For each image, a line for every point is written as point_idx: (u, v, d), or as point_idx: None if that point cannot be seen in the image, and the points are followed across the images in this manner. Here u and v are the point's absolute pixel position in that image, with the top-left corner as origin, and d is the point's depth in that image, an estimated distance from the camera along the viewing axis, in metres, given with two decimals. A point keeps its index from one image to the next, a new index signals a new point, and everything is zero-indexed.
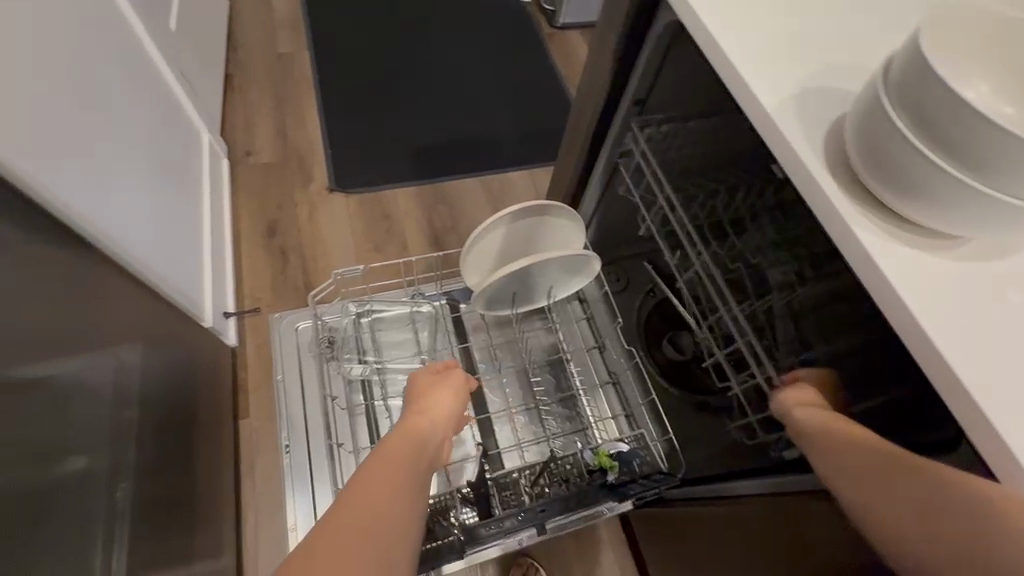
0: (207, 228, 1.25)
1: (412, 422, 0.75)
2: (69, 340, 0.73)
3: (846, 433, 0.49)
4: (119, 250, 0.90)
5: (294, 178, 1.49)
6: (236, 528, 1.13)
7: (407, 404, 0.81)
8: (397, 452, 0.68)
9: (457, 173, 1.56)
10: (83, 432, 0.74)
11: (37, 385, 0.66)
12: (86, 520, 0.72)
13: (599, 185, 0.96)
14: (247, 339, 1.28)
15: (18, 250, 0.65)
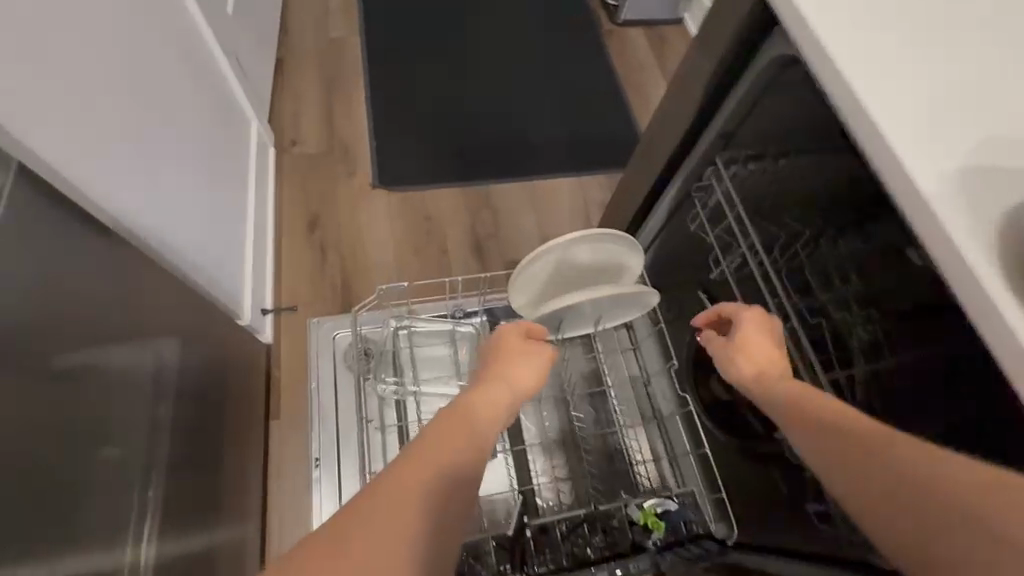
0: (250, 224, 1.23)
1: (486, 395, 0.67)
2: (108, 337, 0.71)
3: (799, 401, 0.55)
4: (158, 249, 0.88)
5: (337, 171, 1.46)
6: (261, 528, 1.12)
7: (483, 362, 0.74)
8: (468, 428, 0.61)
9: (502, 175, 1.50)
10: (117, 429, 0.72)
11: (73, 378, 0.64)
12: (121, 521, 0.71)
13: (665, 214, 0.91)
14: (281, 336, 1.27)
15: (56, 242, 0.63)
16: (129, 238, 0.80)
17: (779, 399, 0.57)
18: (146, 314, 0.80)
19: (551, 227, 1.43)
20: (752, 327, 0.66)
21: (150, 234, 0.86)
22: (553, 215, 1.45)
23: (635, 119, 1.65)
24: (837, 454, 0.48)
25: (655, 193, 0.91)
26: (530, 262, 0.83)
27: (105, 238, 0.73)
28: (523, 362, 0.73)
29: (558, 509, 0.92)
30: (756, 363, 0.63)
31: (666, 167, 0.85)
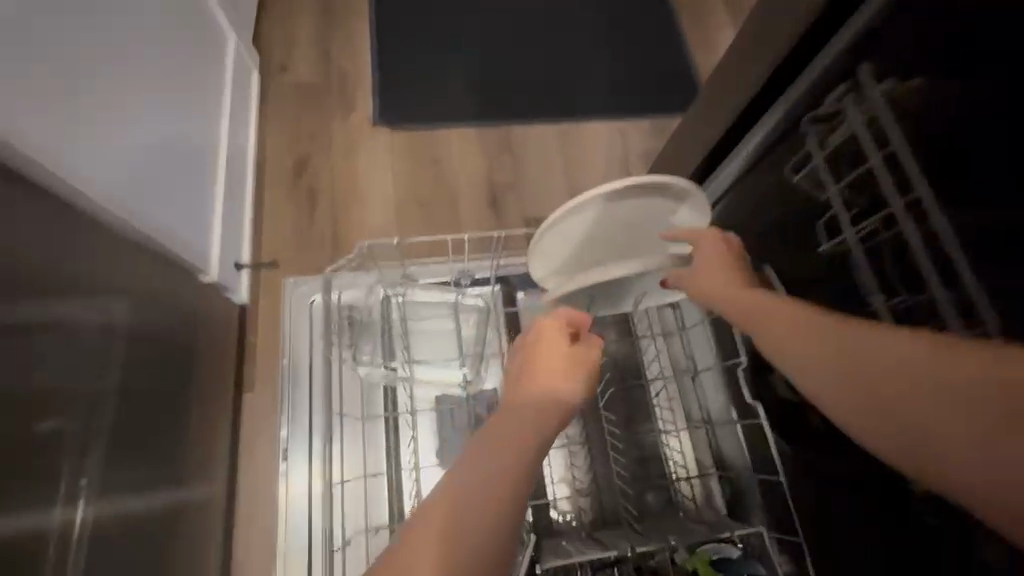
0: (222, 162, 1.03)
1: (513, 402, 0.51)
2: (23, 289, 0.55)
3: (772, 315, 0.49)
4: (84, 184, 0.68)
5: (332, 104, 1.24)
6: (229, 518, 0.97)
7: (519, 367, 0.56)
8: (499, 455, 0.45)
9: (527, 115, 1.26)
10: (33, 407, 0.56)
11: None
12: (40, 523, 0.56)
13: (746, 160, 0.64)
14: (260, 296, 1.10)
15: None
16: (40, 165, 0.61)
17: (740, 317, 0.52)
18: (72, 263, 0.62)
19: (580, 181, 1.20)
20: (711, 248, 0.59)
21: (71, 163, 0.67)
22: (584, 165, 1.22)
23: (689, 54, 1.37)
24: (806, 358, 0.45)
25: (736, 128, 0.64)
26: (561, 217, 0.61)
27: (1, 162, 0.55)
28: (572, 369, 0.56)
29: (578, 525, 0.75)
30: (718, 285, 0.56)
31: (757, 97, 0.58)
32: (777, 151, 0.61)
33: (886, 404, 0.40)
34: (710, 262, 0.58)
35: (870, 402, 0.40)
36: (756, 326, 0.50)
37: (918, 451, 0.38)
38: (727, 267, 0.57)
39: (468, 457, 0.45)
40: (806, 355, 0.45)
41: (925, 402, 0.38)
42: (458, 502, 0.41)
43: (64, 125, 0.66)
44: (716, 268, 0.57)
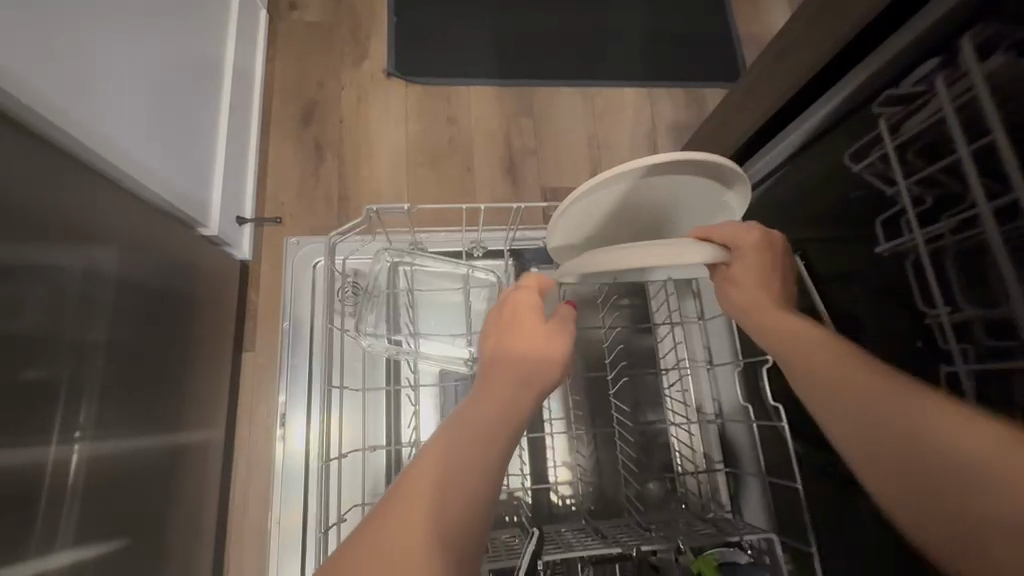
0: (224, 108, 0.97)
1: (499, 359, 0.52)
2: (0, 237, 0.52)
3: (807, 347, 0.49)
4: (75, 126, 0.63)
5: (345, 51, 1.16)
6: (227, 473, 0.97)
7: (495, 340, 0.54)
8: (495, 407, 0.47)
9: (551, 75, 1.17)
10: (19, 359, 0.54)
11: None
12: (12, 479, 0.54)
13: (807, 134, 0.58)
14: (263, 253, 1.06)
15: None
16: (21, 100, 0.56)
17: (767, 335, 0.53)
18: (46, 209, 0.58)
19: (603, 152, 1.13)
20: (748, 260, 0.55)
21: (59, 101, 0.61)
22: (608, 134, 1.14)
23: (732, 21, 1.26)
24: (849, 397, 0.44)
25: (801, 94, 0.57)
26: (596, 185, 0.54)
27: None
28: (546, 346, 0.54)
29: (578, 510, 0.72)
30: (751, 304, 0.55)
31: (836, 58, 0.51)
32: (843, 129, 0.55)
33: (905, 454, 0.40)
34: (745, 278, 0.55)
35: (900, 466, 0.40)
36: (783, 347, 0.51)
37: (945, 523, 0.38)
38: (760, 282, 0.55)
39: (461, 411, 0.47)
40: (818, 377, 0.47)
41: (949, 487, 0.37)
42: (459, 457, 0.42)
43: (53, 59, 0.60)
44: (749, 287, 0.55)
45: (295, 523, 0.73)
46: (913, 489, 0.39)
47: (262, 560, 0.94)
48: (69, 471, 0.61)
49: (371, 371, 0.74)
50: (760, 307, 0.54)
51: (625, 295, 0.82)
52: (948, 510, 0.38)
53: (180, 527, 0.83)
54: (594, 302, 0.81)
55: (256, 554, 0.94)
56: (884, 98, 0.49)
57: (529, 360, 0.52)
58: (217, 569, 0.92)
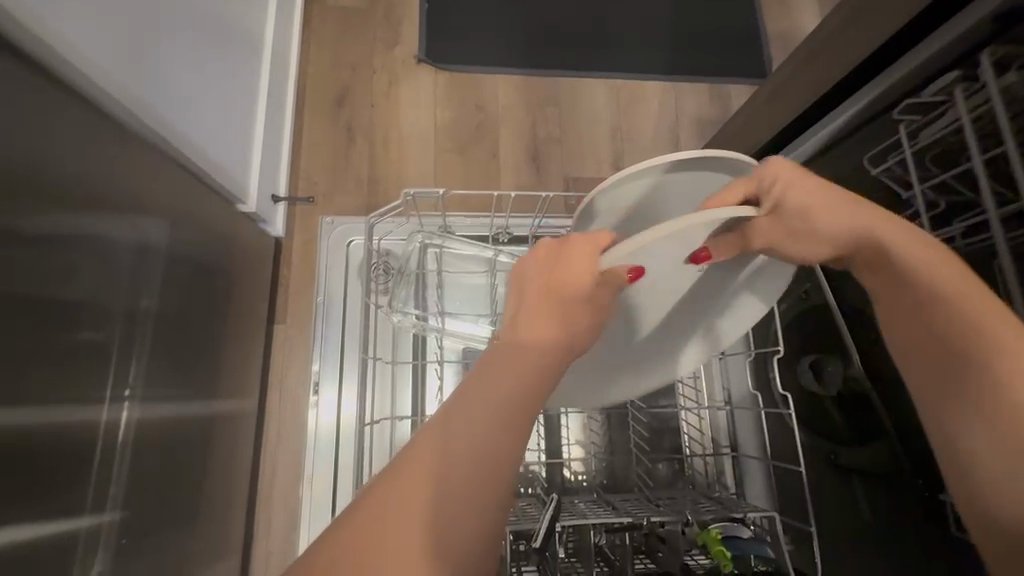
0: (263, 89, 1.01)
1: (520, 314, 0.43)
2: (61, 208, 0.57)
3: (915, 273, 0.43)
4: (127, 104, 0.68)
5: (377, 36, 1.18)
6: (258, 438, 1.02)
7: (538, 284, 0.44)
8: (510, 374, 0.39)
9: (577, 66, 1.19)
10: (77, 322, 0.59)
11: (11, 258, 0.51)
12: (68, 432, 0.59)
13: (823, 141, 0.60)
14: (295, 231, 1.10)
15: None
16: (78, 79, 0.60)
17: (852, 240, 0.46)
18: (100, 183, 0.62)
19: (627, 145, 1.15)
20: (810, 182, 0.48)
21: (114, 80, 0.65)
22: (633, 128, 1.16)
23: (761, 17, 1.27)
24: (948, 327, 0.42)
25: (823, 100, 0.59)
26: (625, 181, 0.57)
27: (25, 72, 0.53)
28: (578, 308, 0.44)
29: (589, 485, 0.76)
30: (816, 222, 0.47)
31: (856, 70, 0.54)
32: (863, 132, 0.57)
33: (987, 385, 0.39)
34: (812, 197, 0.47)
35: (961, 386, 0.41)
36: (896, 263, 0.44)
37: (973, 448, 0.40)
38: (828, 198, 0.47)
39: (491, 367, 0.40)
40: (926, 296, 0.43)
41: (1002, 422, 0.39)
42: (464, 436, 0.36)
43: (109, 41, 0.64)
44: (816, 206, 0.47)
45: (326, 482, 0.78)
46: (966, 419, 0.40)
47: (289, 519, 1.00)
48: (119, 429, 0.66)
49: (398, 347, 0.78)
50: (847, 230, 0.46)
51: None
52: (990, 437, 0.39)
53: (215, 485, 0.88)
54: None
55: (285, 514, 1.00)
56: (902, 108, 0.52)
57: (557, 315, 0.43)
58: (247, 524, 0.98)
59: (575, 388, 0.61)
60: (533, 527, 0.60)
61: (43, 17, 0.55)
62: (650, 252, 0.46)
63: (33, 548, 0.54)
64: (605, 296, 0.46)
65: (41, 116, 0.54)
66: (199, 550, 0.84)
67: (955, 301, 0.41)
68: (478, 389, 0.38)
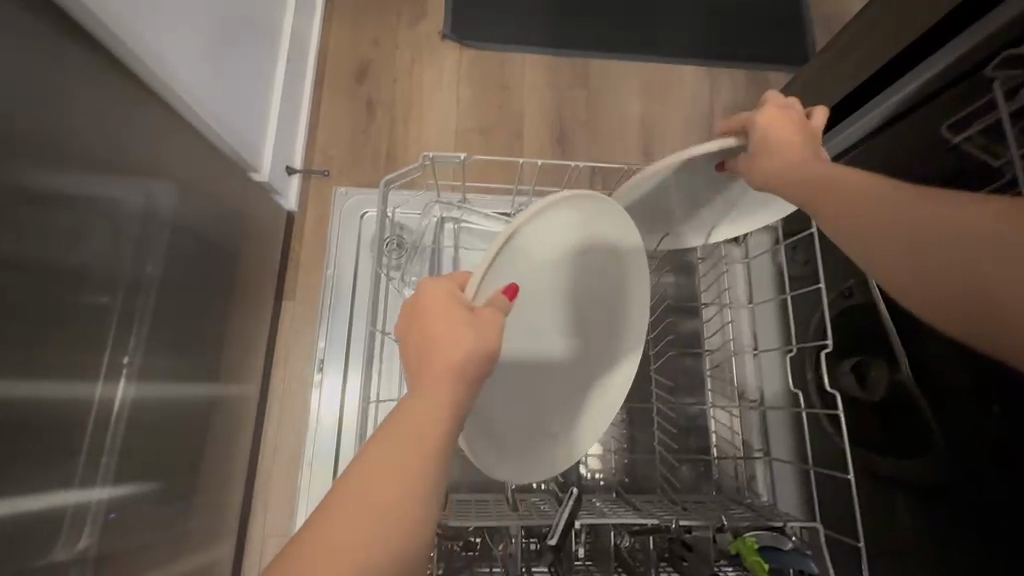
0: (283, 58, 0.97)
1: (415, 338, 0.39)
2: (66, 160, 0.53)
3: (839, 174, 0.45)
4: (157, 70, 0.64)
5: (402, 11, 1.15)
6: (261, 418, 0.99)
7: (423, 318, 0.40)
8: (415, 408, 0.36)
9: (608, 47, 1.14)
10: (77, 280, 0.56)
11: (11, 206, 0.48)
12: (65, 399, 0.56)
13: (901, 100, 0.61)
14: (308, 206, 1.06)
15: None
16: (108, 38, 0.57)
17: (795, 174, 0.47)
18: (107, 136, 0.59)
19: (657, 129, 1.09)
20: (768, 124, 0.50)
21: (147, 46, 0.62)
22: (665, 112, 1.11)
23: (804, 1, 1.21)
24: (847, 202, 0.43)
25: (890, 67, 0.61)
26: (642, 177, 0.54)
27: (39, 16, 0.50)
28: (477, 329, 0.39)
29: (606, 483, 0.71)
30: (768, 155, 0.49)
31: (947, 19, 0.53)
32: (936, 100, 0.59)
33: (890, 222, 0.41)
34: (771, 156, 0.49)
35: (883, 234, 0.41)
36: (826, 179, 0.45)
37: (925, 281, 0.40)
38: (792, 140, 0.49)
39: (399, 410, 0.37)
40: (856, 198, 0.43)
41: (915, 241, 0.40)
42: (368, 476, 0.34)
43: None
44: (785, 153, 0.48)
45: (327, 465, 0.74)
46: (892, 250, 0.41)
47: (288, 504, 0.96)
48: (115, 404, 0.62)
49: None
50: (798, 165, 0.47)
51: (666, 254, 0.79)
52: (949, 277, 0.39)
53: (210, 466, 0.84)
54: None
55: (284, 497, 0.96)
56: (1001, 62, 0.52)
57: (455, 331, 0.38)
58: (244, 507, 0.95)
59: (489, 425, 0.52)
60: (546, 523, 0.54)
61: None
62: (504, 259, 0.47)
63: (16, 519, 0.50)
64: (495, 313, 0.40)
65: (48, 60, 0.51)
66: (191, 532, 0.80)
67: (846, 182, 0.44)
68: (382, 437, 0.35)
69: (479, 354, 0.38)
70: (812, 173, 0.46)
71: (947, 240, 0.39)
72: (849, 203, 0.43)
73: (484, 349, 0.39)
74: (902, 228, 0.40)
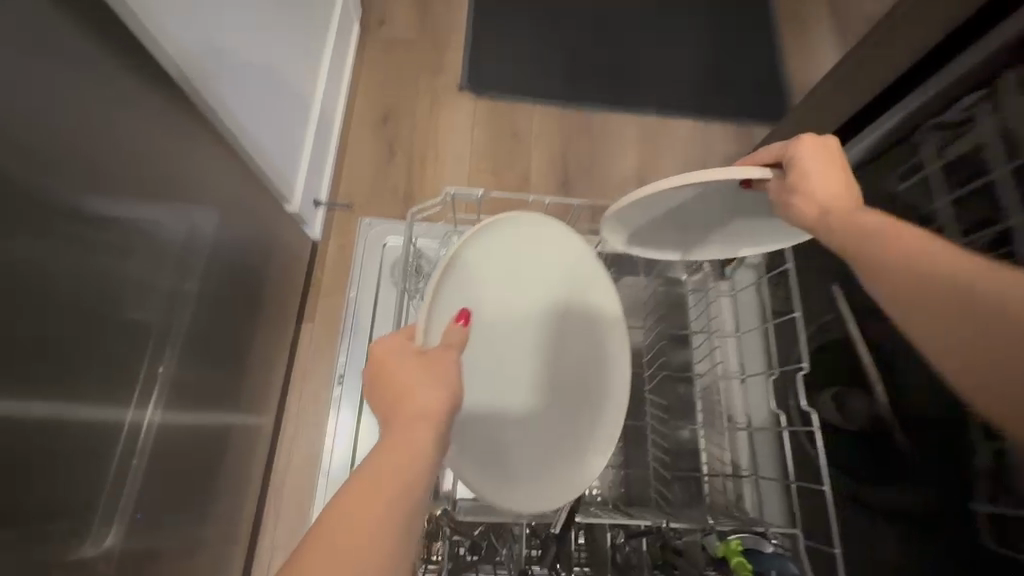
0: (317, 104, 1.08)
1: (385, 391, 0.46)
2: (142, 194, 0.61)
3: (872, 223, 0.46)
4: (213, 109, 0.74)
5: (425, 65, 1.27)
6: (275, 434, 1.04)
7: (388, 374, 0.46)
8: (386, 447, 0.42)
9: (609, 103, 1.26)
10: (131, 297, 0.62)
11: (99, 234, 0.56)
12: (108, 399, 0.61)
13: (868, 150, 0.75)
14: (331, 236, 1.15)
15: (93, 68, 0.52)
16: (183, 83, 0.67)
17: (826, 224, 0.49)
18: (177, 173, 0.67)
19: (653, 175, 1.20)
20: (810, 154, 0.52)
21: (206, 89, 0.72)
22: (660, 160, 1.21)
23: (786, 67, 1.34)
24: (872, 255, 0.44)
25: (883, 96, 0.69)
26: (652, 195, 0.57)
27: (139, 76, 0.59)
28: (435, 371, 0.46)
29: (604, 500, 0.76)
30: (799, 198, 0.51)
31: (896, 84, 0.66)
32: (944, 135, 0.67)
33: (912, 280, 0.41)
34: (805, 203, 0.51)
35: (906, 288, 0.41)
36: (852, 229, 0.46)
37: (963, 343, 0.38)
38: (826, 185, 0.51)
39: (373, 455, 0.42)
40: (890, 243, 0.43)
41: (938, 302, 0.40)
42: (345, 516, 0.38)
43: (207, 53, 0.71)
44: (817, 199, 0.50)
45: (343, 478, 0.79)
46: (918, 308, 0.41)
47: (295, 519, 0.99)
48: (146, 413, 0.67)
49: None
50: (831, 216, 0.48)
51: (660, 284, 0.87)
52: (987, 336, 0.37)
53: (227, 477, 0.88)
54: (638, 293, 0.88)
55: (292, 512, 1.00)
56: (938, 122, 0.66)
57: (418, 376, 0.46)
58: (254, 521, 0.98)
59: (468, 444, 0.58)
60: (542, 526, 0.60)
61: (164, 36, 0.61)
62: (451, 293, 0.54)
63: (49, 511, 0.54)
64: (452, 352, 0.48)
65: (143, 116, 0.60)
66: (206, 543, 0.83)
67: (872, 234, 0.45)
68: (352, 482, 0.40)
69: (442, 393, 0.45)
70: (842, 223, 0.47)
71: (963, 307, 0.38)
72: (880, 250, 0.44)
73: (446, 388, 0.46)
74: (931, 279, 0.40)
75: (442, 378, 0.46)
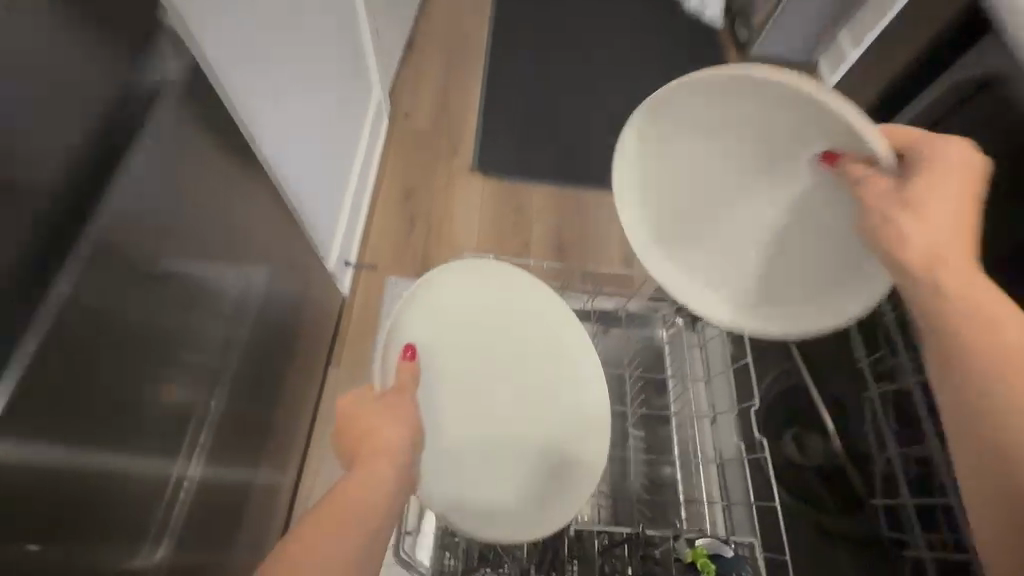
0: (353, 184, 1.28)
1: (351, 433, 0.62)
2: (233, 261, 0.77)
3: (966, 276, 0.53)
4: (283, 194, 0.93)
5: (442, 151, 1.50)
6: (299, 467, 1.15)
7: (348, 422, 0.63)
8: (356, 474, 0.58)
9: (599, 183, 1.47)
10: (200, 338, 0.71)
11: (198, 292, 0.69)
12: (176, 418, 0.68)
13: None
14: (357, 291, 1.31)
15: (223, 175, 0.70)
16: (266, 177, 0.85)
17: (926, 260, 0.53)
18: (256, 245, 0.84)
19: None
20: (952, 164, 0.55)
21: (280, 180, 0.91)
22: None
23: None
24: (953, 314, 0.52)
25: None
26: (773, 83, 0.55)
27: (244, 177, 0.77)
28: (392, 414, 0.64)
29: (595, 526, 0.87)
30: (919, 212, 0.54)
31: None
32: None
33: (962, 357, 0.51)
34: (923, 227, 0.54)
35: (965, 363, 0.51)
36: (942, 281, 0.52)
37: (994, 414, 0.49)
38: (942, 211, 0.54)
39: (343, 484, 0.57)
40: (975, 310, 0.51)
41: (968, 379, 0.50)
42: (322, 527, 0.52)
43: (280, 152, 0.90)
44: (929, 229, 0.54)
45: None
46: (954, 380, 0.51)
47: None
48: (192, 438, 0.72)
49: None
50: (936, 253, 0.53)
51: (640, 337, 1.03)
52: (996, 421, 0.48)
53: (262, 504, 0.99)
54: (623, 343, 1.03)
55: None
56: None
57: (379, 420, 0.63)
58: None
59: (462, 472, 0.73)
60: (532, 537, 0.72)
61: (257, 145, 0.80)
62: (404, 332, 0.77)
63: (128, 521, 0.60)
64: (400, 400, 0.66)
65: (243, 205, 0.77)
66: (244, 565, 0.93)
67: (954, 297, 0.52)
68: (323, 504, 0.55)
69: (398, 430, 0.63)
70: (955, 270, 0.53)
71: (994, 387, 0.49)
72: (968, 313, 0.51)
73: (399, 426, 0.64)
74: (989, 359, 0.50)
75: (394, 420, 0.64)
